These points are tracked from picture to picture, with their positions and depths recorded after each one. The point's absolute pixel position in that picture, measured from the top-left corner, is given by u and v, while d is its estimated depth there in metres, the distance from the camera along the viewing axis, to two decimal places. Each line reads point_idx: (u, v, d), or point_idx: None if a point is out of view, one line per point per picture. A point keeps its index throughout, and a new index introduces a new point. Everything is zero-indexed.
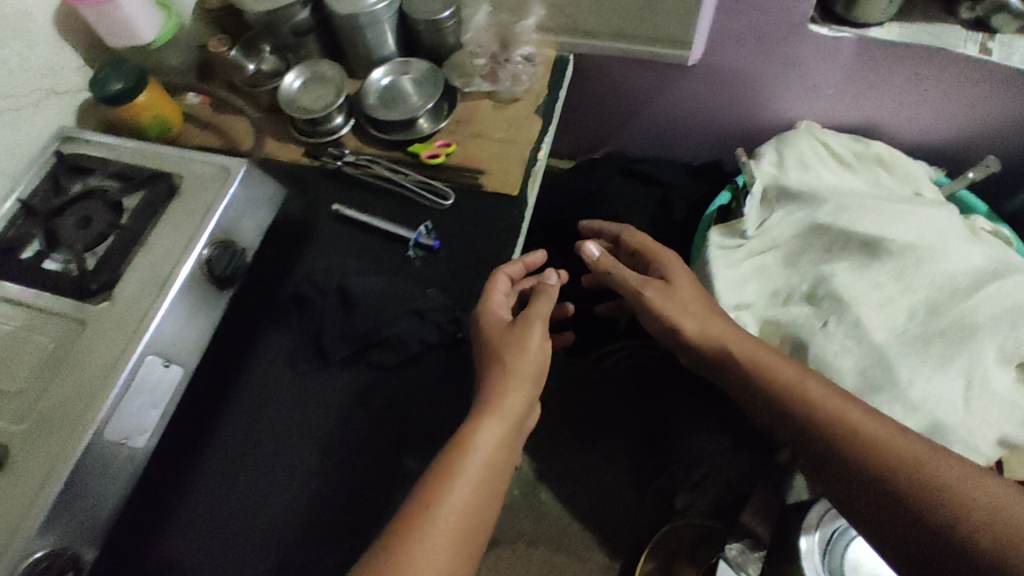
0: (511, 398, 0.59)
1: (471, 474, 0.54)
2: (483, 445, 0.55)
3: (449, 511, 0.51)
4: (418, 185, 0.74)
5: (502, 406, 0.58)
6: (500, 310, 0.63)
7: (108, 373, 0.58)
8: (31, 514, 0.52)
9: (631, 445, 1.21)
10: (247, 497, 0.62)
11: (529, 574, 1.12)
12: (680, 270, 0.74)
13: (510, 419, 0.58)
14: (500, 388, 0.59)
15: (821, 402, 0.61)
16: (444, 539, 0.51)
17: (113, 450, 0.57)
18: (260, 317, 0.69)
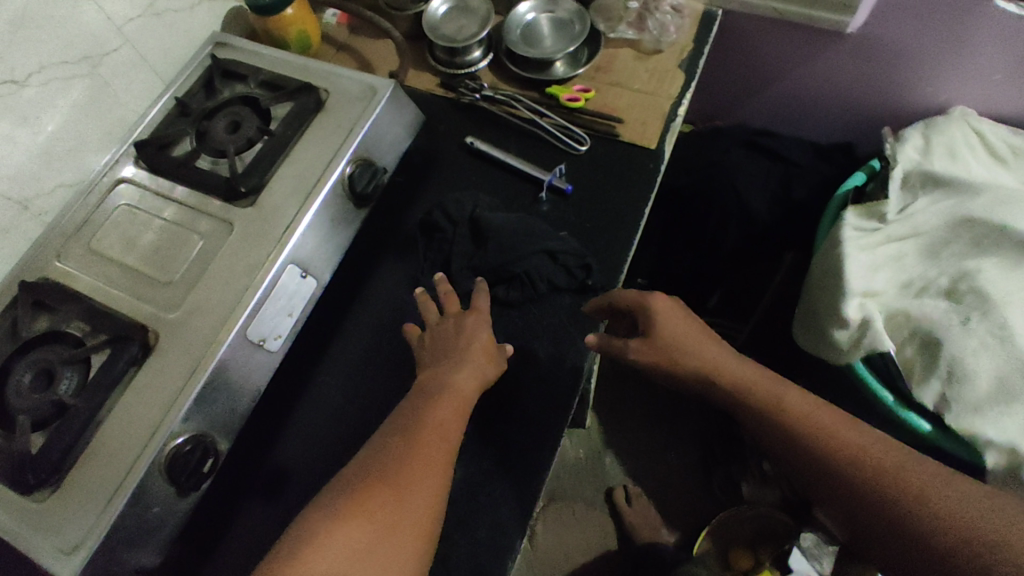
0: (477, 357, 0.60)
1: (434, 399, 0.57)
2: (462, 383, 0.58)
3: (428, 428, 0.55)
4: (555, 128, 0.73)
5: (470, 355, 0.60)
6: (485, 332, 0.62)
7: (254, 275, 0.60)
8: (178, 402, 0.55)
9: (707, 428, 1.21)
10: (364, 413, 0.64)
11: (586, 531, 1.16)
12: (673, 315, 0.62)
13: (481, 366, 0.59)
14: (471, 349, 0.60)
15: (810, 419, 0.58)
16: (438, 446, 0.54)
17: (251, 348, 0.59)
18: (386, 244, 0.71)
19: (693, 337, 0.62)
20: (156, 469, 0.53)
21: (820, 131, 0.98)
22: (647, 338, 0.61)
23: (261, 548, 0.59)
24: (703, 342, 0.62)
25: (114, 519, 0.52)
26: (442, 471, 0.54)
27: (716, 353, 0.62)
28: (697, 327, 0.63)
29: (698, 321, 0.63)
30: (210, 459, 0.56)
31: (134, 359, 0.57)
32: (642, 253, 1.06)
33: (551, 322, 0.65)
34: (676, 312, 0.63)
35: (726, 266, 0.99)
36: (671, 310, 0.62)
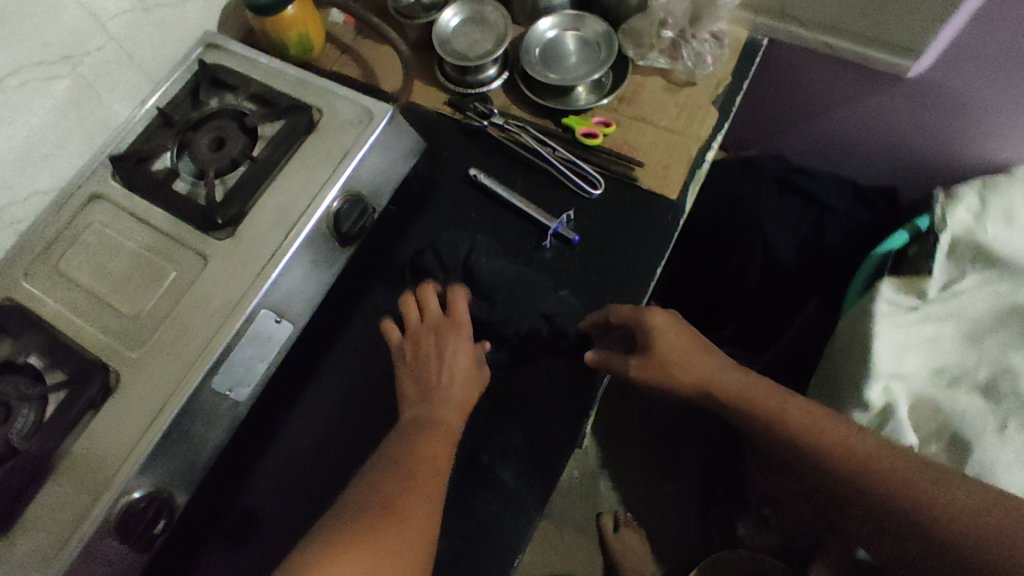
0: (465, 390, 0.57)
1: (419, 427, 0.54)
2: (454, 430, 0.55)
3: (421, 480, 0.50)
4: (567, 167, 0.66)
5: (461, 399, 0.56)
6: (464, 354, 0.58)
7: (224, 318, 0.56)
8: (133, 456, 0.52)
9: (708, 464, 1.16)
10: (335, 467, 0.60)
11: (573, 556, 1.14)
12: (670, 327, 0.58)
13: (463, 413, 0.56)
14: (462, 390, 0.56)
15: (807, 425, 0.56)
16: (424, 506, 0.49)
17: (217, 398, 0.56)
18: (376, 277, 0.67)
19: (689, 348, 0.58)
20: (106, 524, 0.51)
21: (863, 172, 0.89)
22: (643, 350, 0.57)
23: None
24: (697, 354, 0.58)
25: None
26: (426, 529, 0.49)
27: (710, 365, 0.59)
28: (693, 337, 0.59)
29: (692, 329, 0.59)
30: (163, 518, 0.54)
31: (93, 400, 0.54)
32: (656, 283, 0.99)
33: (541, 386, 0.60)
34: (669, 320, 0.58)
35: (745, 308, 0.92)
36: (667, 323, 0.58)
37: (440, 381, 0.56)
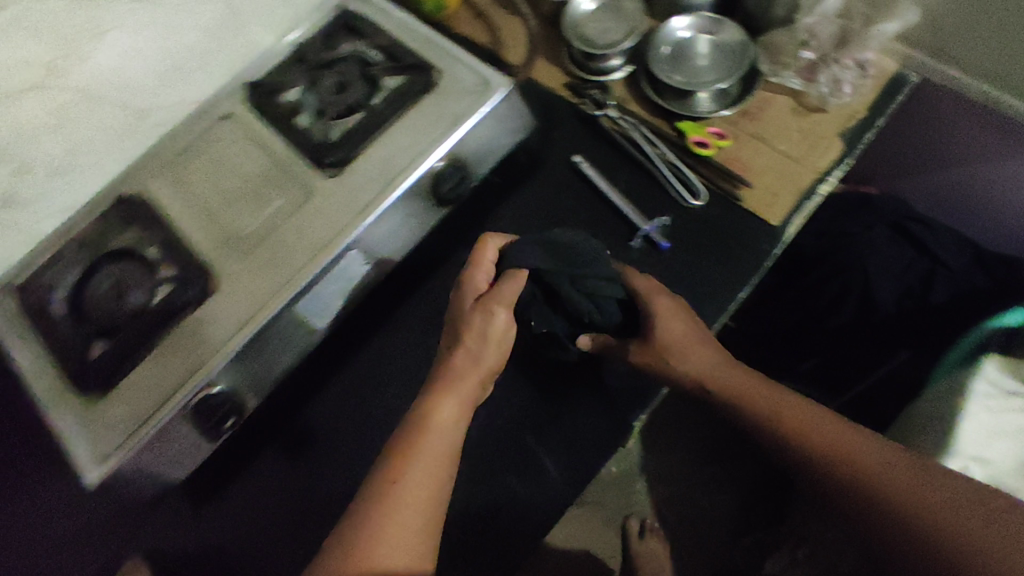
0: (477, 334, 0.53)
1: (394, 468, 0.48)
2: (442, 422, 0.50)
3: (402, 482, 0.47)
4: (671, 173, 0.65)
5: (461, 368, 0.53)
6: (480, 333, 0.53)
7: (317, 252, 0.59)
8: (216, 356, 0.57)
9: (753, 499, 1.12)
10: (390, 410, 0.64)
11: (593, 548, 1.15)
12: (682, 318, 0.59)
13: (475, 374, 0.53)
14: (463, 348, 0.53)
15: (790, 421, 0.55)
16: (411, 531, 0.46)
17: (298, 321, 0.60)
18: (460, 241, 0.69)
19: (687, 338, 0.58)
20: (182, 411, 0.56)
21: (992, 236, 0.82)
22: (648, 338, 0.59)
23: (266, 504, 0.62)
24: (702, 346, 0.58)
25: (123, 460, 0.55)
26: (423, 545, 0.47)
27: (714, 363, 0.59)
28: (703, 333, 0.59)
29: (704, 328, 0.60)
30: (233, 418, 0.60)
31: (192, 299, 0.59)
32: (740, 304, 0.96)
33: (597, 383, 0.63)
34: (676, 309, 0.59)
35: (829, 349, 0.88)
36: (673, 309, 0.59)
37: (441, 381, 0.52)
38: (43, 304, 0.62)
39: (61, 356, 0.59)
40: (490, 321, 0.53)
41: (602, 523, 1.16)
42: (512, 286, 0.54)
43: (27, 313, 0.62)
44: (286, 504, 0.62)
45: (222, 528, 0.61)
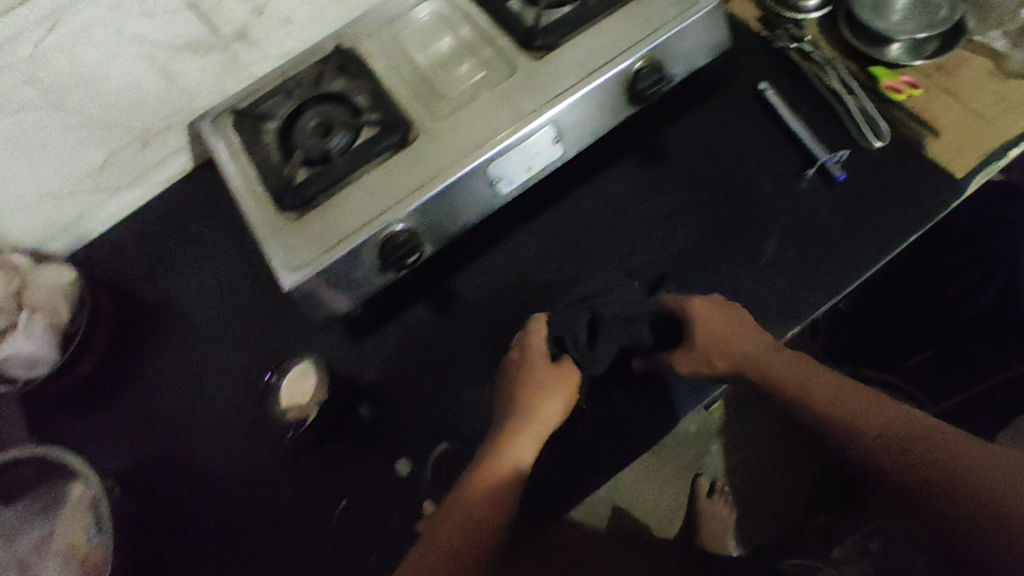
0: (549, 390, 0.59)
1: (471, 508, 0.54)
2: (509, 462, 0.56)
3: (466, 503, 0.54)
4: (858, 112, 0.66)
5: (535, 418, 0.57)
6: (546, 396, 0.58)
7: (514, 122, 0.63)
8: (408, 198, 0.62)
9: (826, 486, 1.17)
10: (545, 286, 0.69)
11: (654, 500, 1.21)
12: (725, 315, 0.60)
13: (543, 425, 0.58)
14: (531, 399, 0.58)
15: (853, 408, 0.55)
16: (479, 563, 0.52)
17: (484, 183, 0.65)
18: (631, 146, 0.72)
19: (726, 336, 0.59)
20: (370, 244, 0.62)
21: None
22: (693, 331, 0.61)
23: (421, 349, 0.69)
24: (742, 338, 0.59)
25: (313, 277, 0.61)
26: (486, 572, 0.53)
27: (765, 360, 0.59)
28: (747, 329, 0.60)
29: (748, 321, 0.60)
30: (415, 253, 0.63)
31: (391, 147, 0.64)
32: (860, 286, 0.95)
33: (749, 295, 0.63)
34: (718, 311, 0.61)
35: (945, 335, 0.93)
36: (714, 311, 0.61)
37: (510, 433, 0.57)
38: (259, 132, 0.68)
39: (267, 177, 0.65)
40: (561, 381, 0.59)
41: (671, 474, 1.22)
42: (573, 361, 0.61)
43: (242, 136, 0.68)
44: (436, 353, 0.68)
45: (380, 362, 0.69)
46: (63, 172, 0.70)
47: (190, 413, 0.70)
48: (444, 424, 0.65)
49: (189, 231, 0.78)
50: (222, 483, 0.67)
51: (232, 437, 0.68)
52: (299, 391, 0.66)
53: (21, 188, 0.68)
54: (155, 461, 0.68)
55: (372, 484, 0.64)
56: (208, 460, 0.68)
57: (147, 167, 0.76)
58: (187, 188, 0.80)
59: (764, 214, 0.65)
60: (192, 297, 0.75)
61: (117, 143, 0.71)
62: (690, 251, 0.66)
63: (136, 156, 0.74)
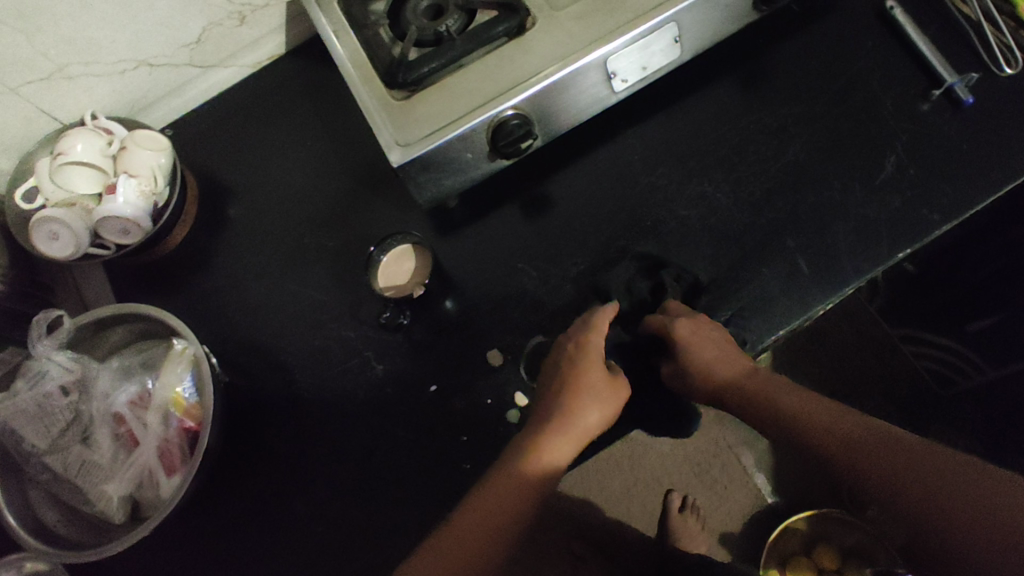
0: (597, 397, 0.58)
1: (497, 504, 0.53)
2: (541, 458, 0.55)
3: (498, 497, 0.53)
4: (992, 35, 0.65)
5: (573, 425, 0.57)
6: (595, 410, 0.58)
7: (636, 16, 0.60)
8: (521, 86, 0.60)
9: None
10: (650, 191, 0.67)
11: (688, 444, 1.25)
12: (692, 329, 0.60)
13: (584, 429, 0.57)
14: (577, 410, 0.57)
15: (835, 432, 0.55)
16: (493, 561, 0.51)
17: (599, 78, 0.63)
18: (746, 57, 0.70)
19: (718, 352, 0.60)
20: (483, 127, 0.60)
21: None
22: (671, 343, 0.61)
23: (513, 247, 0.68)
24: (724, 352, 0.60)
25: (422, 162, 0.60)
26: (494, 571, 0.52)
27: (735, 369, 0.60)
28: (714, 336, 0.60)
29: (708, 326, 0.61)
30: (527, 141, 0.62)
31: (509, 31, 0.61)
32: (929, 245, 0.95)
33: (863, 211, 0.63)
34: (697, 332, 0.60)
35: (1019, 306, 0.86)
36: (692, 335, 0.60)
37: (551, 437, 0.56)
38: (366, 9, 0.66)
39: (375, 54, 0.63)
40: (611, 394, 0.59)
41: (710, 423, 1.25)
42: (621, 377, 0.61)
43: (349, 12, 0.65)
44: (531, 250, 0.67)
45: (472, 257, 0.68)
46: (161, 40, 0.68)
47: (279, 294, 0.70)
48: (538, 319, 0.65)
49: (277, 116, 0.76)
50: (307, 364, 0.67)
51: (319, 320, 0.68)
52: (403, 268, 0.66)
53: (120, 50, 0.66)
54: (245, 336, 0.69)
55: (463, 373, 0.64)
56: (295, 340, 0.68)
57: (239, 46, 0.74)
58: (275, 72, 0.78)
59: (885, 131, 0.65)
60: (281, 182, 0.74)
61: (215, 16, 0.68)
62: (805, 164, 0.65)
63: (231, 32, 0.71)
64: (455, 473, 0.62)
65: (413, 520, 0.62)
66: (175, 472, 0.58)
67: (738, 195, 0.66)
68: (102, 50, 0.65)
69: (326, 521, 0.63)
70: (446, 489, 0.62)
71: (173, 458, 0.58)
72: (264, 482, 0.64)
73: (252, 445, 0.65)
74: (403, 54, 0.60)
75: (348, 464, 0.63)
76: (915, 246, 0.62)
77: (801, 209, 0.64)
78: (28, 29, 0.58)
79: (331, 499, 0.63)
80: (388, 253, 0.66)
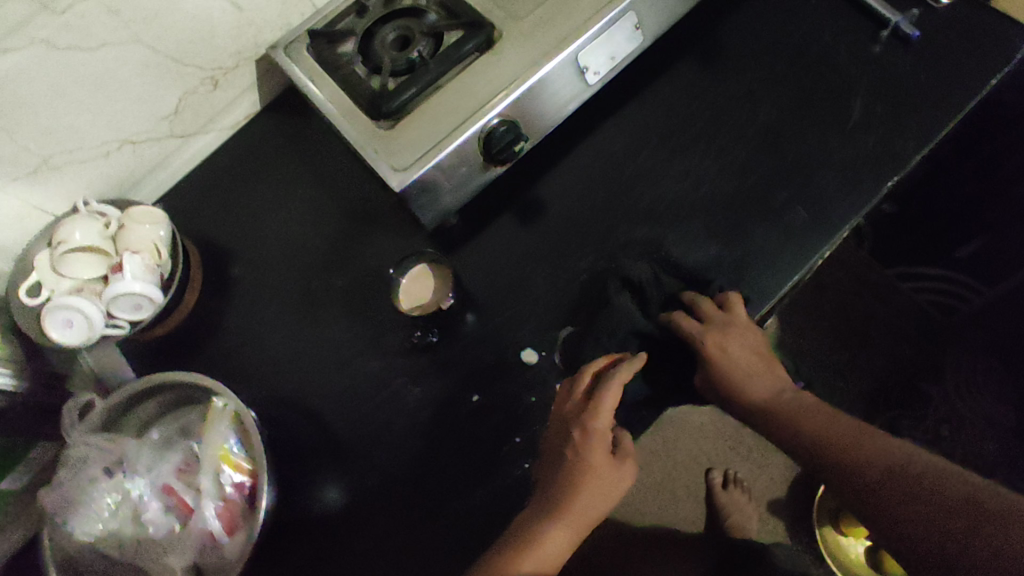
0: (602, 481, 0.57)
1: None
2: (552, 550, 0.54)
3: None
4: None
5: (580, 513, 0.56)
6: (600, 493, 0.57)
7: (597, 10, 0.63)
8: (502, 94, 0.62)
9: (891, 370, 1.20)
10: (639, 173, 0.69)
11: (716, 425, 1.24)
12: (736, 335, 0.61)
13: (587, 514, 0.57)
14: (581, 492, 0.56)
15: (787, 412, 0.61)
16: None
17: (573, 74, 0.65)
18: (704, 34, 0.73)
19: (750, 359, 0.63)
20: (473, 139, 0.62)
21: None
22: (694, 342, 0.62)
23: (519, 250, 0.69)
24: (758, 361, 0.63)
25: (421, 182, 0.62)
26: None
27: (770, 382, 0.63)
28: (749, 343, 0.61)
29: (748, 328, 0.62)
30: (519, 143, 0.64)
31: (478, 46, 0.64)
32: (905, 180, 0.98)
33: (843, 154, 0.66)
34: (733, 339, 0.61)
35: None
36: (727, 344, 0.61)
37: (557, 520, 0.55)
38: (336, 51, 0.67)
39: (354, 90, 0.65)
40: (619, 477, 0.58)
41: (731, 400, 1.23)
42: (625, 454, 0.59)
43: (320, 56, 0.67)
44: (540, 250, 0.69)
45: (483, 268, 0.69)
46: (139, 116, 0.69)
47: (301, 342, 0.70)
48: (559, 313, 0.66)
49: (266, 170, 0.78)
50: (342, 402, 0.67)
51: (346, 358, 0.68)
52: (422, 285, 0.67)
53: (101, 132, 0.67)
54: (276, 387, 0.69)
55: (498, 378, 0.65)
56: (326, 382, 0.68)
57: (215, 110, 0.75)
58: (254, 131, 0.79)
59: (847, 75, 0.68)
60: (280, 233, 0.75)
61: (189, 83, 0.70)
62: (779, 122, 0.68)
63: (206, 98, 0.73)
64: (511, 477, 0.62)
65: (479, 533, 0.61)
66: (237, 531, 0.57)
67: (724, 160, 0.68)
68: (84, 135, 0.66)
69: (393, 552, 0.62)
70: (503, 494, 0.62)
71: (231, 518, 0.57)
72: (321, 526, 0.63)
73: (303, 492, 0.64)
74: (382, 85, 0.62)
75: (404, 492, 0.63)
76: (899, 175, 0.65)
77: (787, 162, 0.67)
78: (8, 126, 0.59)
79: (393, 529, 0.62)
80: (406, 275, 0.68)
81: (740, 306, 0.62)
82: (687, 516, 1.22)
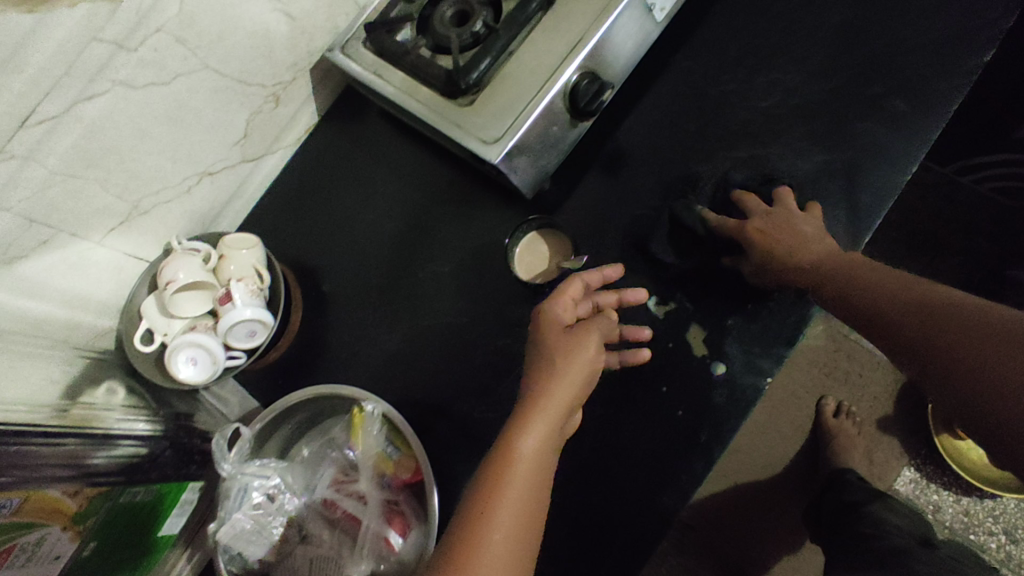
0: (559, 352, 0.53)
1: (469, 513, 0.45)
2: (530, 440, 0.48)
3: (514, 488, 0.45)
4: None
5: (556, 386, 0.51)
6: (577, 364, 0.52)
7: None
8: (579, 47, 0.61)
9: (971, 264, 1.17)
10: (721, 101, 0.68)
11: (812, 364, 1.16)
12: (782, 219, 0.61)
13: (560, 389, 0.51)
14: (549, 364, 0.52)
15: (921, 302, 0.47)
16: None
17: (641, 13, 0.63)
18: None
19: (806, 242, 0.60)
20: (560, 96, 0.61)
21: None
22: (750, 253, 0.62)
23: (617, 203, 0.68)
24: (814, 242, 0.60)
25: (517, 145, 0.60)
26: None
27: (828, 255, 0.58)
28: (805, 229, 0.60)
29: (787, 215, 0.61)
30: (606, 92, 0.63)
31: (541, 4, 0.62)
32: None
33: (926, 38, 0.65)
34: (779, 224, 0.61)
35: None
36: (774, 224, 0.61)
37: (529, 404, 0.50)
38: (396, 40, 0.66)
39: (426, 73, 0.63)
40: (582, 345, 0.54)
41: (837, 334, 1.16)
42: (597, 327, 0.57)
43: (383, 48, 0.66)
44: (639, 199, 0.68)
45: (586, 227, 0.69)
46: (215, 145, 0.68)
47: (417, 338, 0.69)
48: (676, 256, 0.66)
49: (339, 177, 0.77)
50: (475, 386, 0.66)
51: (468, 344, 0.67)
52: (540, 251, 0.68)
53: (182, 167, 0.66)
54: (403, 386, 0.68)
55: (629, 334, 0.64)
56: (456, 370, 0.67)
57: (280, 128, 0.74)
58: (316, 144, 0.78)
59: None
60: (370, 232, 0.74)
61: (254, 104, 0.69)
62: (852, 20, 0.67)
63: (271, 115, 0.72)
64: (670, 422, 0.62)
65: (653, 484, 0.61)
66: (410, 531, 0.57)
67: (805, 69, 0.67)
68: (165, 173, 0.65)
69: (570, 519, 0.62)
70: (667, 442, 0.62)
71: (402, 521, 0.57)
72: None
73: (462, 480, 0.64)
74: (456, 60, 0.60)
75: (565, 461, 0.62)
76: (989, 46, 0.63)
77: (872, 59, 0.66)
78: (102, 174, 0.58)
79: (564, 496, 0.62)
80: (519, 245, 0.68)
81: (790, 200, 0.63)
82: (781, 455, 1.15)
